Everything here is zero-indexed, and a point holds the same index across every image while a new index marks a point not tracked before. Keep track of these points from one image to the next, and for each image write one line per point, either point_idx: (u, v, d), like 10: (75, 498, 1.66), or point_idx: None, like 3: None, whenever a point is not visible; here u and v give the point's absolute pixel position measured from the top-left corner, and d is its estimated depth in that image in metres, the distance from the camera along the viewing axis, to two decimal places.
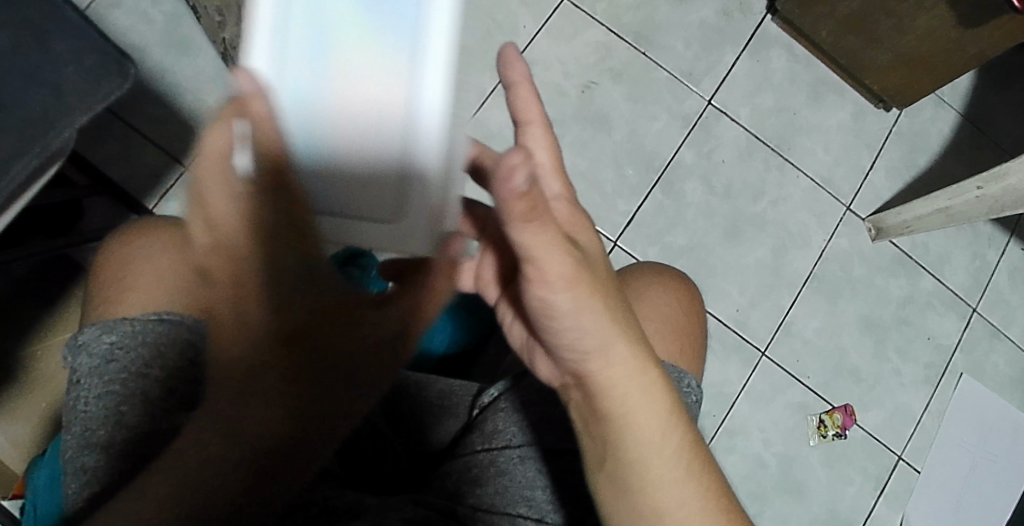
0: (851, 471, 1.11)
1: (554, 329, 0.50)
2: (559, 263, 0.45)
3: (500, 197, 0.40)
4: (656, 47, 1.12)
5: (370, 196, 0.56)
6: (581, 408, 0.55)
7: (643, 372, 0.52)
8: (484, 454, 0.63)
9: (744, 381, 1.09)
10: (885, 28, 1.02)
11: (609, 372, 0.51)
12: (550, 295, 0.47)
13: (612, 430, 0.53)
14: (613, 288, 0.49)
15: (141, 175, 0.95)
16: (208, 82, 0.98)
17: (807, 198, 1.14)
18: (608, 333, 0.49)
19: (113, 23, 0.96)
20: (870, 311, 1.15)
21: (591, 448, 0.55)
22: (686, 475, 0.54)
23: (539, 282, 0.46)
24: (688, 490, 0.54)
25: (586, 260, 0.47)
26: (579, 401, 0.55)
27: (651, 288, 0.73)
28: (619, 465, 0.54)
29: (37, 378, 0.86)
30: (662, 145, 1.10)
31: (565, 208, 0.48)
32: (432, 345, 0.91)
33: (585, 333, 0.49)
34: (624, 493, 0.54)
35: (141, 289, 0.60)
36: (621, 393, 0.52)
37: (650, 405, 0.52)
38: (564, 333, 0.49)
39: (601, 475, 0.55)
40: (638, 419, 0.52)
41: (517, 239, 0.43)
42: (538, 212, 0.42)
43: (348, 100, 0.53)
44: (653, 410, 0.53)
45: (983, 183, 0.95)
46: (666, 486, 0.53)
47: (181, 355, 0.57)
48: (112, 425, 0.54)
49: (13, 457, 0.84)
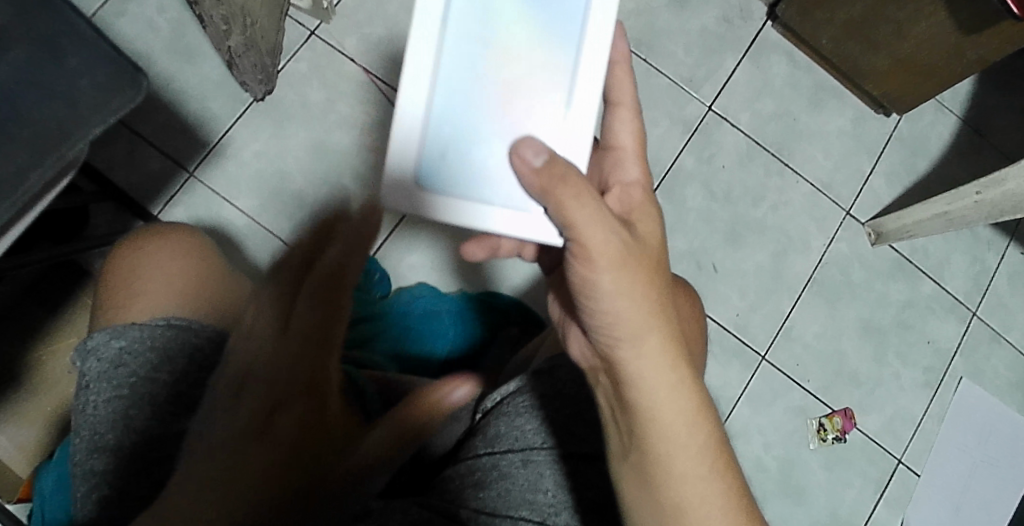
0: (851, 474, 1.12)
1: (593, 310, 0.57)
2: (604, 244, 0.54)
3: (529, 174, 0.55)
4: (657, 53, 1.12)
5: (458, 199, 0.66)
6: (609, 395, 0.60)
7: (676, 365, 0.57)
8: (486, 458, 0.64)
9: (744, 385, 1.10)
10: (884, 33, 1.03)
11: (640, 361, 0.57)
12: (591, 275, 0.55)
13: (640, 423, 0.57)
14: (652, 276, 0.56)
15: (146, 181, 0.97)
16: (213, 89, 0.99)
17: (806, 203, 1.15)
18: (641, 314, 0.56)
19: (118, 31, 0.97)
20: (870, 315, 1.16)
21: (617, 442, 0.60)
22: (707, 471, 0.57)
23: (587, 262, 0.55)
24: (708, 487, 0.57)
25: (632, 247, 0.56)
26: (607, 386, 0.60)
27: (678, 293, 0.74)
28: (640, 457, 0.57)
29: (43, 382, 0.87)
30: (663, 151, 1.11)
31: (638, 192, 0.64)
32: (434, 349, 0.95)
33: (619, 316, 0.56)
34: (645, 484, 0.57)
35: (148, 292, 0.61)
36: (654, 390, 0.56)
37: (678, 400, 0.57)
38: (600, 314, 0.57)
39: (624, 469, 0.58)
40: (670, 410, 0.57)
41: (563, 214, 0.53)
42: (582, 195, 0.53)
43: (501, 109, 0.66)
44: (682, 404, 0.57)
45: (982, 188, 0.96)
46: (688, 482, 0.57)
47: (190, 359, 0.58)
48: (121, 430, 0.55)
49: (19, 461, 0.85)
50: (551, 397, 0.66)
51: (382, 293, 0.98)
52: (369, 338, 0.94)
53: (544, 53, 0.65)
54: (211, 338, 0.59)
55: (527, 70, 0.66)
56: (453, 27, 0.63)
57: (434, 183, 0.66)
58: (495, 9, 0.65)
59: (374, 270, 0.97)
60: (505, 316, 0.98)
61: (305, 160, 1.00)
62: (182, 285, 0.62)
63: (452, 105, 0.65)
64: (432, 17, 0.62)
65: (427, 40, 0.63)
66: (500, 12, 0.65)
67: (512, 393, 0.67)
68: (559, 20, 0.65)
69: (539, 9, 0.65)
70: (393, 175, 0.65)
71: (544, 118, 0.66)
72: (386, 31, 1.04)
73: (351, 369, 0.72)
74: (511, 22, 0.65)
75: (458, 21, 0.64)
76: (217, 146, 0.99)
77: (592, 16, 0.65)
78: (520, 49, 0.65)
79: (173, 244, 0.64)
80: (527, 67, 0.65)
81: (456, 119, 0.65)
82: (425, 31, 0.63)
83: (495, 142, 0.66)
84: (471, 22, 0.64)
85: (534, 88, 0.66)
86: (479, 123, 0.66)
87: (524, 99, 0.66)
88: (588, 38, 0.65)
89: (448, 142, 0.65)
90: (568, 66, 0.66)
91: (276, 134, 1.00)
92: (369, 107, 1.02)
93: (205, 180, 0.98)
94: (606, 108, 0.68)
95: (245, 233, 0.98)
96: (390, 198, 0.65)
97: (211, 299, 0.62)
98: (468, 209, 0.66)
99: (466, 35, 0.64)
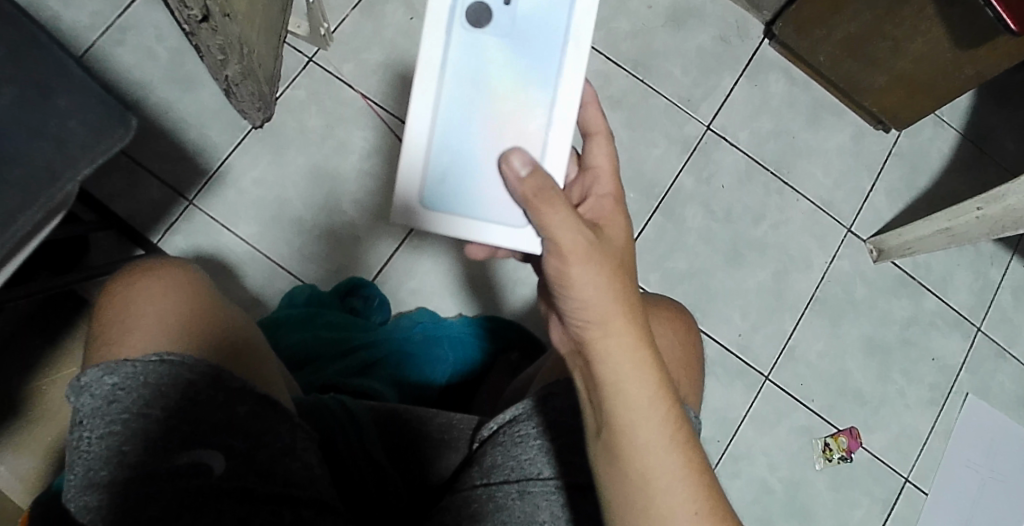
0: (858, 494, 1.11)
1: (566, 300, 0.58)
2: (574, 242, 0.56)
3: (513, 184, 0.60)
4: (655, 74, 1.12)
5: (445, 224, 0.66)
6: (583, 381, 0.60)
7: (636, 356, 0.57)
8: (482, 490, 0.64)
9: (748, 406, 1.09)
10: (882, 50, 1.03)
11: (606, 341, 0.57)
12: (563, 267, 0.57)
13: (604, 398, 0.57)
14: (619, 268, 0.58)
15: (146, 210, 0.97)
16: (211, 117, 0.99)
17: (808, 221, 1.15)
18: (611, 302, 0.57)
19: (115, 61, 0.98)
20: (873, 333, 1.15)
21: (590, 420, 0.59)
22: (671, 445, 0.56)
23: (558, 255, 0.57)
24: (672, 461, 0.56)
25: (599, 242, 0.57)
26: (583, 369, 0.60)
27: (664, 320, 0.75)
28: (608, 432, 0.57)
29: (43, 411, 0.87)
30: (662, 172, 1.11)
31: (610, 204, 0.64)
32: (433, 375, 0.95)
33: (587, 302, 0.57)
34: (613, 457, 0.57)
35: (140, 328, 0.61)
36: (620, 371, 0.57)
37: (641, 379, 0.57)
38: (566, 300, 0.58)
39: (597, 445, 0.58)
40: (635, 387, 0.56)
41: (539, 218, 0.57)
42: (551, 201, 0.57)
43: (489, 147, 0.65)
44: (649, 382, 0.57)
45: (983, 204, 0.95)
46: (652, 452, 0.56)
47: (182, 394, 0.58)
48: (114, 466, 0.56)
49: (18, 490, 0.85)
50: (543, 431, 0.65)
51: (381, 318, 0.99)
52: (370, 365, 0.93)
53: (529, 89, 0.65)
54: (204, 373, 0.58)
55: (517, 109, 0.65)
56: (450, 69, 0.64)
57: (441, 210, 0.66)
58: (483, 52, 0.64)
59: (372, 296, 0.99)
60: (506, 341, 0.98)
61: (303, 187, 1.01)
62: (177, 323, 0.62)
63: (449, 141, 0.65)
64: (431, 60, 0.63)
65: (427, 82, 0.63)
66: (488, 54, 0.64)
67: (510, 421, 0.66)
68: (540, 57, 0.64)
69: (523, 46, 0.64)
70: (399, 201, 0.66)
71: (535, 146, 0.65)
72: (383, 56, 1.04)
73: (345, 398, 0.72)
74: (499, 62, 0.64)
75: (454, 63, 0.64)
76: (216, 174, 0.99)
77: (572, 47, 0.64)
78: (510, 81, 0.65)
79: (172, 279, 0.64)
80: (516, 98, 0.65)
81: (454, 154, 0.65)
82: (426, 79, 0.63)
83: (490, 173, 0.66)
84: (464, 67, 0.64)
85: (524, 119, 0.65)
86: (478, 154, 0.65)
87: (511, 134, 0.65)
88: (566, 68, 0.64)
89: (449, 171, 0.65)
90: (551, 95, 0.65)
91: (274, 161, 1.00)
92: (367, 133, 1.03)
93: (204, 207, 0.98)
94: (584, 137, 0.68)
95: (244, 260, 0.98)
96: (405, 213, 0.66)
97: (205, 335, 0.62)
98: (474, 235, 0.66)
99: (462, 73, 0.64)
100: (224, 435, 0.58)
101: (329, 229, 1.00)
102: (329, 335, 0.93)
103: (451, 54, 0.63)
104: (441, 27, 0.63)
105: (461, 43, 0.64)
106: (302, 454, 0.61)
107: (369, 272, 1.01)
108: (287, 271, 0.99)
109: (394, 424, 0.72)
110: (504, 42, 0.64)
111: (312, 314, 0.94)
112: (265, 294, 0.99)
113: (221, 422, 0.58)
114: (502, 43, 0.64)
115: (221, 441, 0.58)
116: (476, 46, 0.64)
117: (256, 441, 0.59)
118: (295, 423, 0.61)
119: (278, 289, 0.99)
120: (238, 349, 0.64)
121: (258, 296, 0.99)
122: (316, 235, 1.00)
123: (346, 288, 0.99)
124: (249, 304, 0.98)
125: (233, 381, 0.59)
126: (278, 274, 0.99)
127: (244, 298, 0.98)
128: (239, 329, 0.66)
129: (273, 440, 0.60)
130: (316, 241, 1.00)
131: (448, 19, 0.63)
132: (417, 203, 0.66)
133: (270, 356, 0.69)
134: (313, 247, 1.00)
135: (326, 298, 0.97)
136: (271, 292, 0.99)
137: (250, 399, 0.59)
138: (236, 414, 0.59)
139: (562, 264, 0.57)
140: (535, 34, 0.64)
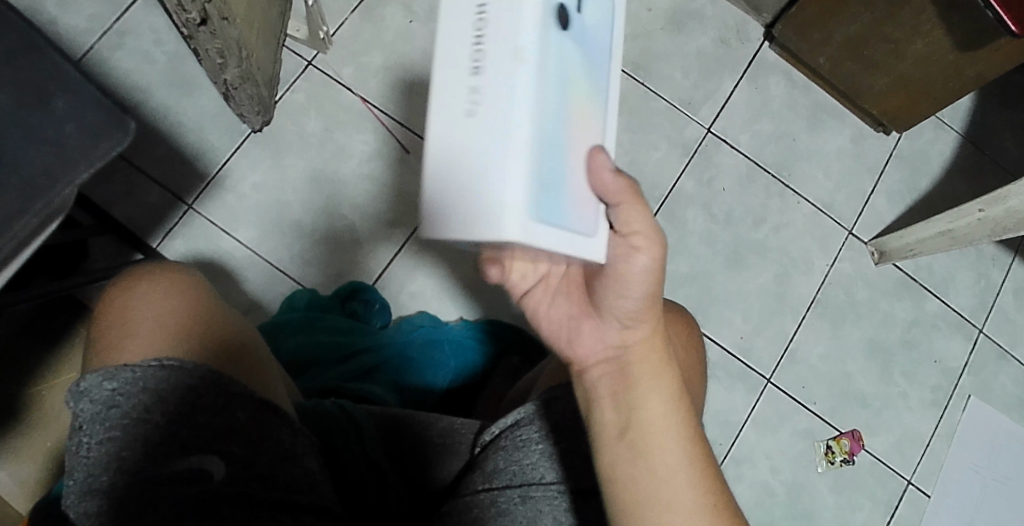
0: (861, 497, 1.10)
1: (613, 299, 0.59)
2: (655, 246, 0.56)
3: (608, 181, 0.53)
4: (655, 76, 1.12)
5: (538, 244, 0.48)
6: (607, 384, 0.60)
7: (661, 361, 0.60)
8: (484, 495, 0.63)
9: (750, 409, 1.09)
10: (883, 52, 1.02)
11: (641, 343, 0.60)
12: (631, 264, 0.56)
13: (634, 398, 0.59)
14: None
15: (146, 214, 0.97)
16: (211, 121, 0.99)
17: (808, 224, 1.14)
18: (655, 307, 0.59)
19: (113, 65, 0.98)
20: (875, 335, 1.14)
21: (610, 421, 0.59)
22: (691, 444, 0.58)
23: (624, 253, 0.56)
24: (687, 462, 0.57)
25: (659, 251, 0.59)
26: (609, 373, 0.60)
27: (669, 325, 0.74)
28: (635, 432, 0.58)
29: (42, 416, 0.87)
30: (663, 175, 1.11)
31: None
32: (434, 380, 0.94)
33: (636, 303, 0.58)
34: (635, 458, 0.57)
35: (139, 333, 0.60)
36: (651, 373, 0.59)
37: (665, 380, 0.59)
38: (620, 298, 0.58)
39: (619, 445, 0.58)
40: (660, 389, 0.59)
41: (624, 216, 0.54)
42: (634, 198, 0.53)
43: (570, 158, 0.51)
44: (671, 386, 0.60)
45: (984, 205, 0.95)
46: (673, 452, 0.57)
47: (182, 398, 0.57)
48: (113, 472, 0.55)
49: (18, 497, 0.84)
50: (545, 437, 0.65)
51: (382, 323, 0.98)
52: (371, 369, 0.93)
53: (593, 101, 0.53)
54: (205, 377, 0.58)
55: (588, 120, 0.52)
56: (548, 61, 0.46)
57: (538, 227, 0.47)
58: (567, 50, 0.49)
59: (373, 300, 0.98)
60: (507, 345, 0.98)
61: (302, 191, 1.00)
62: (176, 329, 0.61)
63: (548, 138, 0.47)
64: (524, 30, 0.44)
65: (531, 70, 0.44)
66: (571, 59, 0.49)
67: (512, 426, 0.66)
68: (599, 69, 0.53)
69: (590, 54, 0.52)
70: (492, 214, 0.45)
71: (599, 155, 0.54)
72: (383, 60, 1.04)
73: (347, 402, 0.72)
74: (577, 66, 0.50)
75: (551, 55, 0.46)
76: (215, 178, 0.99)
77: (617, 55, 0.55)
78: (584, 89, 0.51)
79: (172, 287, 0.64)
80: (581, 98, 0.51)
81: (546, 153, 0.47)
82: (529, 65, 0.44)
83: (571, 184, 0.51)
84: (556, 59, 0.47)
85: (589, 121, 0.52)
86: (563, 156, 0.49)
87: (586, 139, 0.52)
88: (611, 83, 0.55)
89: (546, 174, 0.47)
90: (605, 102, 0.54)
91: (274, 165, 1.00)
92: (367, 136, 1.02)
93: (204, 211, 0.98)
94: None
95: (244, 265, 0.98)
96: (513, 223, 0.45)
97: (205, 341, 0.62)
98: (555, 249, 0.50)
99: (552, 53, 0.46)
100: (225, 440, 0.58)
101: (329, 233, 1.00)
102: (330, 339, 0.93)
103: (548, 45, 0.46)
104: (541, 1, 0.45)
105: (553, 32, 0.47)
106: (304, 459, 0.60)
107: (369, 276, 1.00)
108: (287, 276, 0.99)
109: (396, 430, 0.72)
110: (578, 46, 0.50)
111: (313, 318, 0.94)
112: (265, 298, 0.98)
113: (221, 427, 0.58)
114: (579, 49, 0.50)
115: (221, 447, 0.58)
116: (562, 43, 0.48)
117: (256, 446, 0.59)
118: (296, 429, 0.61)
119: (278, 294, 0.99)
120: (241, 358, 0.64)
121: (258, 300, 0.98)
122: (316, 239, 1.00)
123: (347, 292, 0.98)
124: (250, 308, 0.98)
125: (233, 386, 0.59)
126: (278, 278, 0.99)
127: (244, 303, 0.98)
128: (242, 336, 0.66)
129: (274, 445, 0.59)
130: (316, 244, 1.00)
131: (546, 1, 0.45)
132: (510, 214, 0.45)
133: (272, 362, 0.69)
134: (313, 251, 1.00)
135: (327, 302, 0.97)
136: (271, 296, 0.98)
137: (250, 404, 0.59)
138: (237, 419, 0.59)
139: (629, 260, 0.56)
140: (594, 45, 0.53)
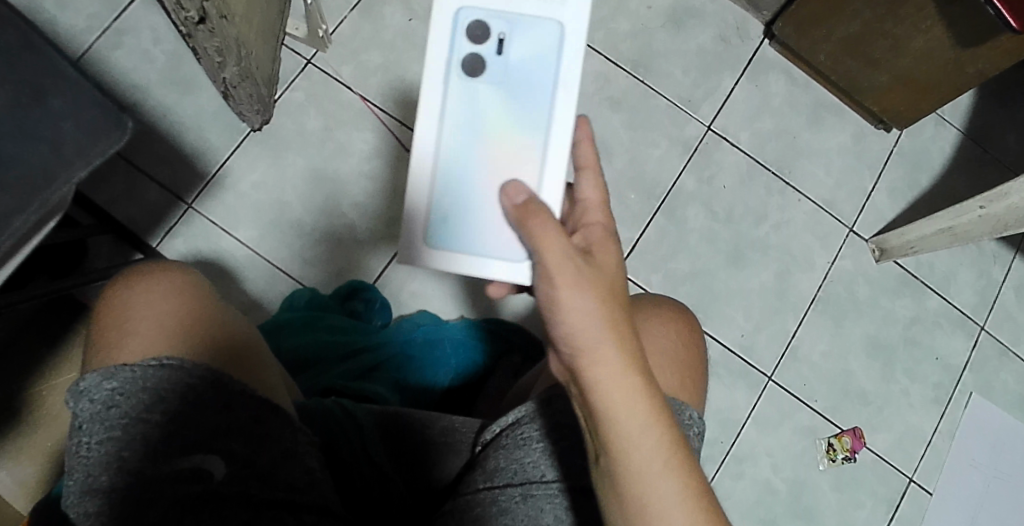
0: (863, 495, 1.10)
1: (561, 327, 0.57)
2: (565, 267, 0.56)
3: (510, 211, 0.62)
4: (655, 74, 1.12)
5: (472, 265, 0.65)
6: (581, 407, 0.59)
7: (646, 385, 0.56)
8: (484, 493, 0.63)
9: (751, 407, 1.09)
10: (883, 50, 1.02)
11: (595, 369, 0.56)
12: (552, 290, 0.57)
13: (611, 423, 0.56)
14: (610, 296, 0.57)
15: (146, 213, 0.97)
16: (210, 120, 0.99)
17: (809, 221, 1.14)
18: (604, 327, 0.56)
19: (112, 64, 0.97)
20: (877, 333, 1.14)
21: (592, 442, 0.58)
22: (668, 466, 0.55)
23: (547, 276, 0.57)
24: (670, 485, 0.55)
25: (589, 269, 0.57)
26: (580, 398, 0.59)
27: (666, 330, 0.74)
28: (613, 459, 0.56)
29: (43, 416, 0.87)
30: (663, 173, 1.10)
31: (599, 231, 0.60)
32: (435, 379, 0.94)
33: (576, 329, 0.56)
34: (616, 487, 0.56)
35: (139, 332, 0.60)
36: (624, 399, 0.56)
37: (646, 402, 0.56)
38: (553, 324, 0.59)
39: (602, 469, 0.57)
40: (631, 414, 0.55)
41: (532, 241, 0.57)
42: (542, 217, 0.58)
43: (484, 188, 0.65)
44: (652, 403, 0.56)
45: (986, 202, 0.94)
46: (653, 480, 0.55)
47: (183, 398, 0.57)
48: (114, 472, 0.55)
49: (18, 497, 0.84)
50: (543, 437, 0.65)
51: (383, 321, 0.98)
52: (373, 368, 0.93)
53: (522, 135, 0.64)
54: (205, 376, 0.58)
55: (517, 155, 0.64)
56: (450, 115, 0.64)
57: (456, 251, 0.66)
58: (479, 101, 0.64)
59: (374, 298, 0.98)
60: (508, 345, 0.97)
61: (302, 190, 1.00)
62: (177, 328, 0.61)
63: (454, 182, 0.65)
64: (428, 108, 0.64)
65: (432, 112, 0.64)
66: (484, 102, 0.64)
67: (512, 425, 0.66)
68: (529, 104, 0.64)
69: (513, 93, 0.64)
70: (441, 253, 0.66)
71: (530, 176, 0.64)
72: (382, 58, 1.04)
73: (347, 401, 0.72)
74: (495, 112, 0.64)
75: (454, 111, 0.64)
76: (215, 177, 0.98)
77: (568, 85, 0.63)
78: (510, 130, 0.64)
79: (173, 287, 0.64)
80: (509, 143, 0.64)
81: (462, 188, 0.65)
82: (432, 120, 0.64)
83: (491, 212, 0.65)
84: (466, 116, 0.64)
85: (516, 156, 0.64)
86: (481, 196, 0.65)
87: (505, 170, 0.64)
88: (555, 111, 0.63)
89: (449, 208, 0.65)
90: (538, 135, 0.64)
91: (273, 164, 1.00)
92: (367, 135, 1.02)
93: (203, 211, 0.98)
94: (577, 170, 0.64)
95: (244, 264, 0.98)
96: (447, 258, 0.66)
97: (206, 339, 0.62)
98: (474, 270, 0.65)
99: (461, 114, 0.64)
100: (226, 439, 0.58)
101: (329, 232, 1.00)
102: (332, 338, 0.93)
103: (454, 104, 0.64)
104: (438, 72, 0.63)
105: (461, 97, 0.64)
106: (305, 458, 0.60)
107: (369, 275, 1.00)
108: (287, 275, 0.99)
109: (396, 430, 0.72)
110: (499, 89, 0.64)
111: (314, 318, 0.93)
112: (265, 297, 0.98)
113: (222, 426, 0.58)
114: (497, 90, 0.64)
115: (222, 445, 0.58)
116: (472, 94, 0.64)
117: (257, 445, 0.59)
118: (296, 428, 0.61)
119: (278, 293, 0.98)
120: (243, 358, 0.64)
121: (259, 300, 0.98)
122: (316, 238, 1.00)
123: (348, 290, 0.98)
124: (250, 307, 0.98)
125: (234, 384, 0.59)
126: (278, 278, 0.98)
127: (244, 302, 0.97)
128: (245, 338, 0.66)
129: (274, 444, 0.59)
130: (316, 244, 1.00)
131: (446, 70, 0.63)
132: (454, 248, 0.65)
133: (272, 362, 0.68)
134: (313, 250, 1.00)
135: (327, 301, 0.97)
136: (270, 296, 0.98)
137: (251, 401, 0.59)
138: (237, 419, 0.58)
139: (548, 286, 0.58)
140: (522, 81, 0.64)
